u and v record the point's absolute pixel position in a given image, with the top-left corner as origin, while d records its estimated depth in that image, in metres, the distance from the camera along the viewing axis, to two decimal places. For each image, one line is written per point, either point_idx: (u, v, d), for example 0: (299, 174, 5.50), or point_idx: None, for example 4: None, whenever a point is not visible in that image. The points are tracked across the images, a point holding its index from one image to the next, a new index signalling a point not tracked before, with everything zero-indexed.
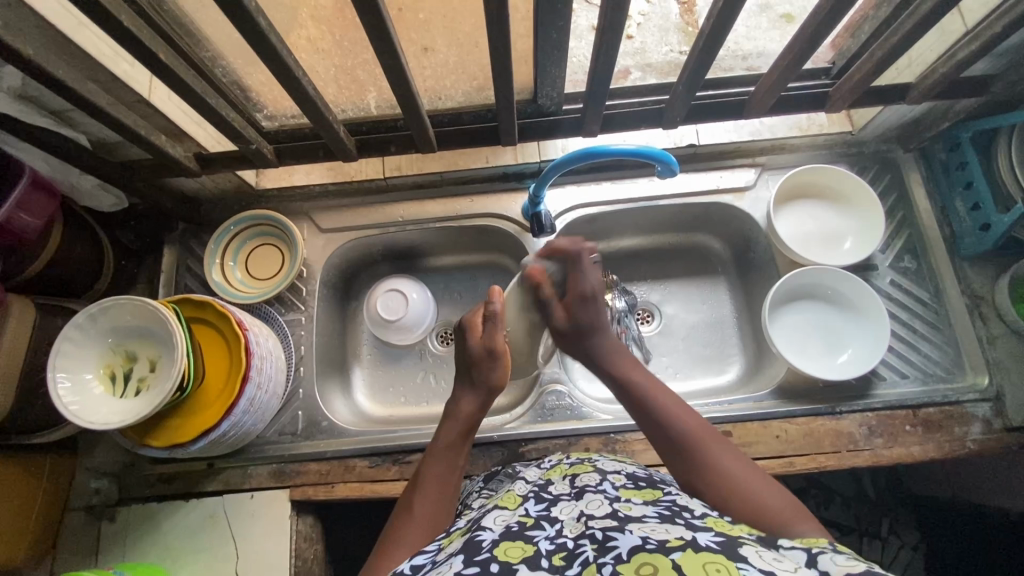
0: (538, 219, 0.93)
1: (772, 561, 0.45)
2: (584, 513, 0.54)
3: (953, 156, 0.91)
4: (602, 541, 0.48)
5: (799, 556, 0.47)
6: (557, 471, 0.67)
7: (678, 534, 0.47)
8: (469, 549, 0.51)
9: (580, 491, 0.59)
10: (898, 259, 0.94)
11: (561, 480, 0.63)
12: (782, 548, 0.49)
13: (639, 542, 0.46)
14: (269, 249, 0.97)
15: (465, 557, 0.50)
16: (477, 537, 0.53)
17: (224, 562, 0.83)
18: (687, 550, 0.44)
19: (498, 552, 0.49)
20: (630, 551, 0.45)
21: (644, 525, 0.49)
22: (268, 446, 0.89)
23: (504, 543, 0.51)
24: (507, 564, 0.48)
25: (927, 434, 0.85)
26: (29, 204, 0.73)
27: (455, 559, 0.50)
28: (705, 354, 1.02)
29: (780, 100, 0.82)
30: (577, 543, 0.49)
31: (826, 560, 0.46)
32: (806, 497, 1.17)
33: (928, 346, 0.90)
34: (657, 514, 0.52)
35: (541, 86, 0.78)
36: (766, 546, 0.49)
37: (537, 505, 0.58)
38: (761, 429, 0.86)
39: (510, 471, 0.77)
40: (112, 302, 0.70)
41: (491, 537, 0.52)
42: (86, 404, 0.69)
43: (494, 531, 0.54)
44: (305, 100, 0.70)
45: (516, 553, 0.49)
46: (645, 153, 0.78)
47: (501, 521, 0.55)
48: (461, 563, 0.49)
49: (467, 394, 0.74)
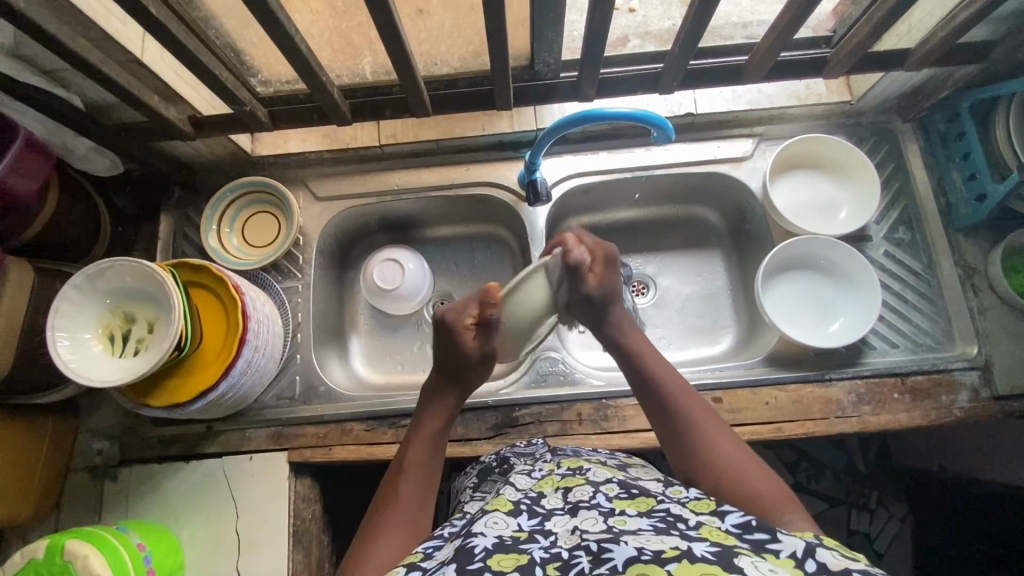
0: (534, 186, 0.93)
1: (767, 569, 0.45)
2: (578, 527, 0.55)
3: (952, 127, 0.91)
4: (597, 552, 0.49)
5: (797, 543, 0.49)
6: (547, 482, 0.68)
7: (674, 545, 0.49)
8: (461, 556, 0.52)
9: (574, 507, 0.60)
10: (892, 230, 0.94)
11: (552, 494, 0.64)
12: (780, 534, 0.51)
13: (634, 553, 0.48)
14: (265, 217, 0.97)
15: (457, 566, 0.51)
16: (471, 543, 0.54)
17: (225, 520, 0.85)
18: (682, 561, 0.46)
19: (492, 561, 0.51)
20: (624, 562, 0.47)
21: (639, 537, 0.51)
22: (266, 409, 0.91)
23: (497, 554, 0.52)
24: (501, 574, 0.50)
25: (915, 402, 0.86)
26: (21, 167, 0.73)
27: (447, 568, 0.51)
28: (699, 325, 1.02)
29: (777, 66, 0.81)
30: (571, 554, 0.51)
31: (824, 553, 0.47)
32: (797, 470, 1.20)
33: (919, 316, 0.91)
34: (651, 527, 0.53)
35: (538, 52, 0.77)
36: (763, 532, 0.51)
37: (530, 520, 0.59)
38: (752, 395, 0.87)
39: (505, 467, 0.76)
40: (109, 264, 0.71)
41: (484, 545, 0.53)
42: (85, 361, 0.70)
43: (488, 539, 0.55)
44: (298, 59, 0.69)
45: (510, 563, 0.51)
46: (642, 118, 0.77)
47: (494, 529, 0.57)
48: (454, 571, 0.51)
49: (449, 393, 0.74)
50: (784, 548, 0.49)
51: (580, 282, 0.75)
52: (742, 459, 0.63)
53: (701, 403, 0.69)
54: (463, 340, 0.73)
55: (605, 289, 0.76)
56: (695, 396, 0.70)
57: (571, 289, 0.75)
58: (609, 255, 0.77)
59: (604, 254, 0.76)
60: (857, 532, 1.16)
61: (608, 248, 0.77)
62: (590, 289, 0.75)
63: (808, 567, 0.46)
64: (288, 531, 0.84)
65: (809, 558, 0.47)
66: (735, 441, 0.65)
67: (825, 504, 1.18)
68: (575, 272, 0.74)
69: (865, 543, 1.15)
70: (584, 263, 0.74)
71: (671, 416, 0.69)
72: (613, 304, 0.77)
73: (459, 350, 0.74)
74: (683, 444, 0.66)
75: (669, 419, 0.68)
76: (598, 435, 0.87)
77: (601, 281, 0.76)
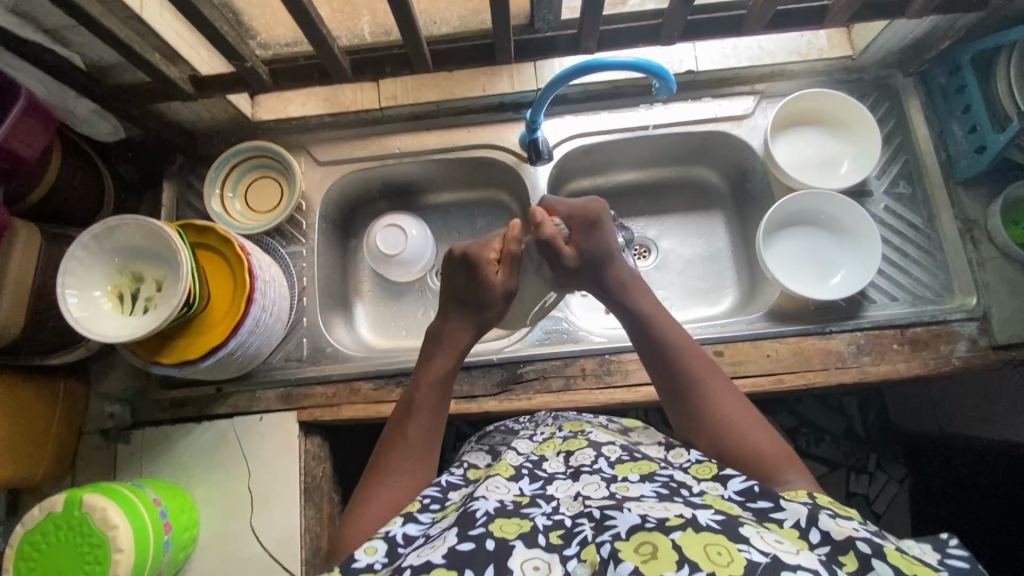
0: (536, 146, 0.93)
1: (773, 540, 0.47)
2: (580, 493, 0.57)
3: (953, 80, 0.91)
4: (600, 520, 0.50)
5: (799, 510, 0.51)
6: (549, 446, 0.70)
7: (678, 513, 0.50)
8: (462, 521, 0.53)
9: (576, 471, 0.62)
10: (893, 185, 0.95)
11: (554, 458, 0.67)
12: (782, 501, 0.53)
13: (638, 521, 0.49)
14: (267, 182, 0.97)
15: (458, 531, 0.52)
16: (472, 507, 0.55)
17: (237, 478, 0.87)
18: (687, 530, 0.47)
19: (493, 528, 0.52)
20: (628, 529, 0.48)
21: (642, 504, 0.52)
22: (275, 370, 0.92)
23: (498, 520, 0.53)
24: (503, 542, 0.51)
25: (914, 351, 0.87)
26: (25, 129, 0.73)
27: (450, 532, 0.52)
28: (700, 286, 1.03)
29: (777, 16, 0.81)
30: (573, 521, 0.53)
31: (825, 519, 0.50)
32: (797, 435, 1.22)
33: (919, 270, 0.91)
34: (654, 493, 0.55)
35: (538, 8, 0.78)
36: (766, 499, 0.54)
37: (532, 484, 0.61)
38: (752, 348, 0.88)
39: (504, 428, 0.81)
40: (118, 224, 0.72)
41: (486, 509, 0.54)
42: (94, 316, 0.71)
43: (489, 502, 0.56)
44: (301, 14, 0.69)
45: (512, 529, 0.52)
46: (643, 68, 0.77)
47: (496, 493, 0.58)
48: (455, 536, 0.51)
49: (466, 327, 0.76)
50: (788, 517, 0.51)
51: (558, 257, 0.79)
52: (741, 419, 0.65)
53: (706, 361, 0.70)
54: (486, 274, 0.76)
55: (586, 256, 0.78)
56: (700, 351, 0.72)
57: (552, 263, 0.80)
58: (587, 219, 0.79)
59: (581, 220, 0.79)
60: (856, 494, 1.19)
61: (588, 213, 0.79)
62: (569, 258, 0.79)
63: (812, 537, 0.49)
64: (299, 488, 0.86)
65: (813, 527, 0.50)
66: (741, 404, 0.66)
67: (824, 468, 1.21)
68: (550, 248, 0.78)
69: (863, 504, 1.18)
70: (556, 237, 0.78)
71: (675, 378, 0.69)
72: (605, 263, 0.79)
73: (483, 289, 0.76)
74: (685, 403, 0.68)
75: (675, 380, 0.69)
76: (602, 389, 0.88)
77: (579, 249, 0.79)
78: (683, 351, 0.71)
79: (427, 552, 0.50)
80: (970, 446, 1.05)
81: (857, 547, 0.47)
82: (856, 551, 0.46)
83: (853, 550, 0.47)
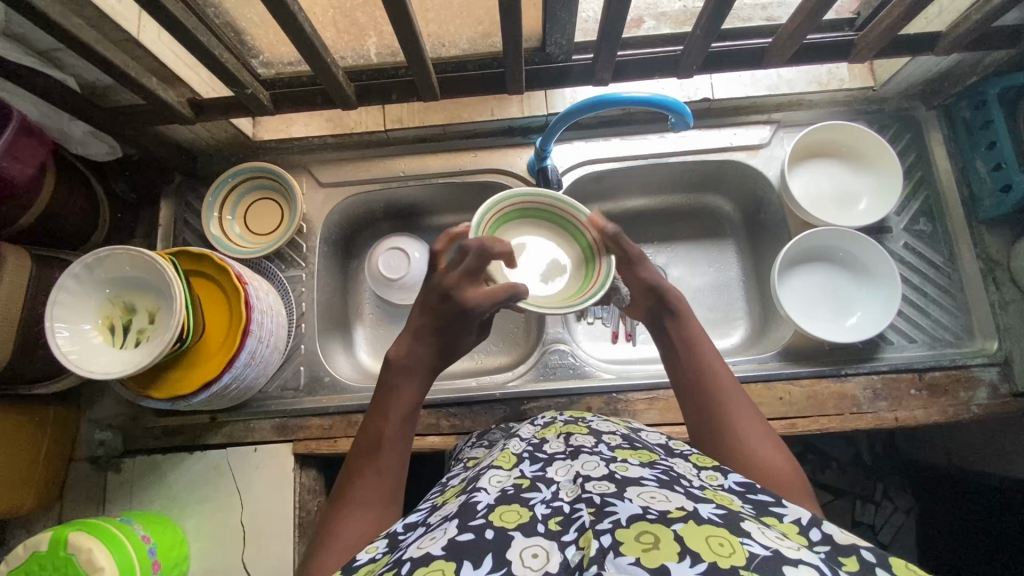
0: (544, 174, 0.91)
1: (774, 536, 0.44)
2: (580, 475, 0.53)
3: (977, 115, 0.86)
4: (600, 506, 0.47)
5: (802, 511, 0.48)
6: (550, 429, 0.66)
7: (680, 505, 0.47)
8: (463, 512, 0.49)
9: (577, 452, 0.58)
10: (913, 221, 0.92)
11: (555, 440, 0.63)
12: (784, 500, 0.50)
13: (639, 511, 0.46)
14: (268, 204, 0.94)
15: (459, 522, 0.48)
16: (472, 499, 0.51)
17: (229, 511, 0.84)
18: (689, 522, 0.44)
19: (493, 517, 0.48)
20: (629, 518, 0.45)
21: (644, 492, 0.49)
22: (270, 400, 0.90)
23: (499, 508, 0.50)
24: (502, 531, 0.47)
25: (932, 398, 0.84)
26: (18, 152, 0.70)
27: (450, 523, 0.48)
28: (711, 316, 1.00)
29: (800, 50, 0.78)
30: (572, 507, 0.49)
31: (830, 524, 0.47)
32: (803, 462, 1.17)
33: (939, 311, 0.88)
34: (654, 478, 0.52)
35: (551, 34, 0.74)
36: (768, 496, 0.51)
37: (533, 466, 0.57)
38: (765, 390, 0.85)
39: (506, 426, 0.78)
40: (109, 254, 0.69)
41: (487, 500, 0.51)
42: (85, 352, 0.68)
43: (490, 494, 0.52)
44: (306, 44, 0.67)
45: (511, 518, 0.48)
46: (659, 103, 0.74)
47: (497, 482, 0.54)
48: (455, 528, 0.47)
49: (424, 346, 0.69)
50: (788, 513, 0.49)
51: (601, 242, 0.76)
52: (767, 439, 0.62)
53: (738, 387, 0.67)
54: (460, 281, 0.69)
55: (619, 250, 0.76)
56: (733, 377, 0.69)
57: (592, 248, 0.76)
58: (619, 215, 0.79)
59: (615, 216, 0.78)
60: (861, 523, 1.12)
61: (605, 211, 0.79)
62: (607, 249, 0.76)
63: (812, 536, 0.46)
64: (293, 523, 0.84)
65: (815, 527, 0.47)
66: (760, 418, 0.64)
67: (829, 496, 1.14)
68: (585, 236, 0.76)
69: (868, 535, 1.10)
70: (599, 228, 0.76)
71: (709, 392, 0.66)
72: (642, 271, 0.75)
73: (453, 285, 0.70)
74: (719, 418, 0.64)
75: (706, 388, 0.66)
76: None
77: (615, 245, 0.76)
78: (720, 370, 0.68)
79: (427, 544, 0.46)
80: (983, 486, 1.01)
81: (861, 553, 0.43)
82: (858, 556, 0.43)
83: (855, 554, 0.43)
